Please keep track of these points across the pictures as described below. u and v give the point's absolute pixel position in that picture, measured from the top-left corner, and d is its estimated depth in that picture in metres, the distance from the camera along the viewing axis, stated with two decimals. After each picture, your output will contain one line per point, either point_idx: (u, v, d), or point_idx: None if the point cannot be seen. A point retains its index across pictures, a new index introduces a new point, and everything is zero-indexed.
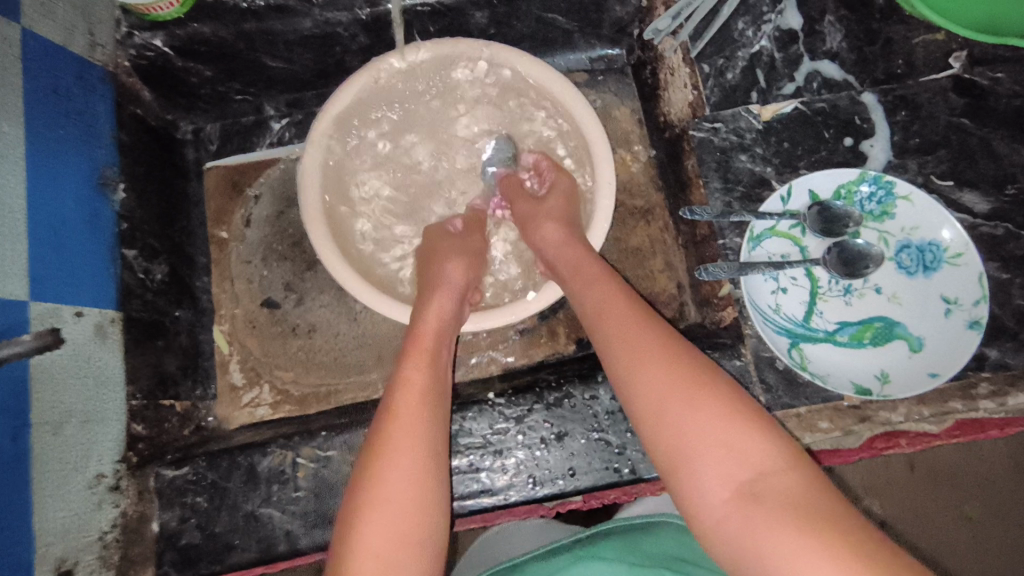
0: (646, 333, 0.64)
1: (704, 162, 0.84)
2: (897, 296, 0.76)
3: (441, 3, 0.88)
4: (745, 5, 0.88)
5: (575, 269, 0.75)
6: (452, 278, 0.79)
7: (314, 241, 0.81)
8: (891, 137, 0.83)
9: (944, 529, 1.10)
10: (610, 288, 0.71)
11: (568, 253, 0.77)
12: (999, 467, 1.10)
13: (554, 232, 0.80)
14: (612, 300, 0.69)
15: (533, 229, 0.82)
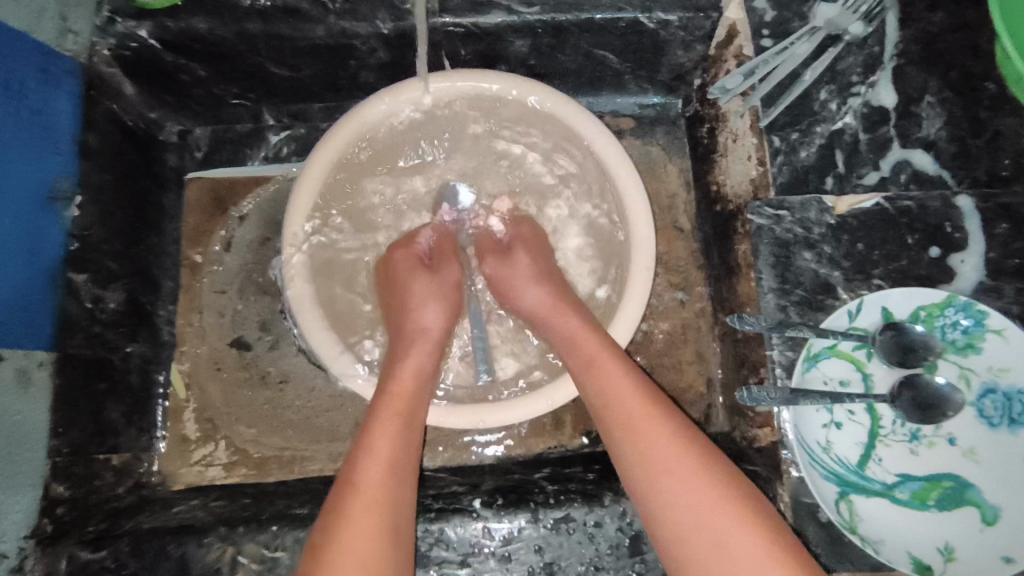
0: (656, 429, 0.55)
1: (759, 254, 0.71)
2: (974, 452, 0.64)
3: (477, 25, 0.75)
4: (832, 72, 0.76)
5: (577, 337, 0.64)
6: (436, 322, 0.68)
7: (292, 288, 0.69)
8: (987, 253, 0.70)
9: None
10: (620, 364, 0.60)
11: (564, 321, 0.66)
12: None
13: (546, 295, 0.68)
14: (615, 380, 0.59)
15: (518, 295, 0.70)
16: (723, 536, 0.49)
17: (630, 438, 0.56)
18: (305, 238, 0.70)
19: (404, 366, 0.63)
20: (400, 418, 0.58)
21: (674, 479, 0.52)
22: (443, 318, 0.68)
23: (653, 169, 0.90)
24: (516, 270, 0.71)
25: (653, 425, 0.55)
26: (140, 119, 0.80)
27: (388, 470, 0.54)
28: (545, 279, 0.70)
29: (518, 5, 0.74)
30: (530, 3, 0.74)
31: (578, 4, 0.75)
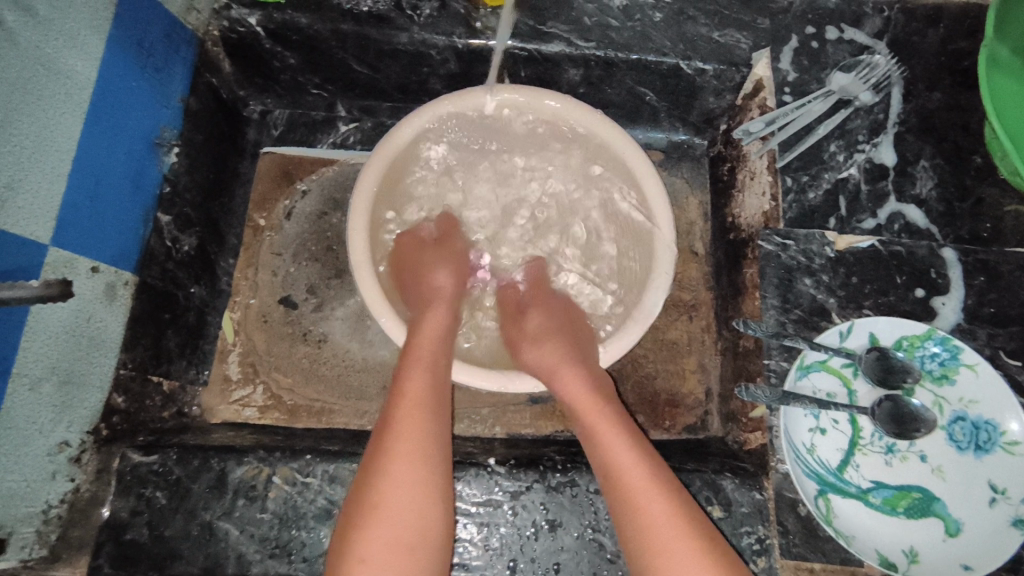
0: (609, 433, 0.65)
1: (765, 278, 0.80)
2: (942, 470, 0.71)
3: (539, 51, 0.87)
4: (842, 129, 0.87)
5: (541, 361, 0.74)
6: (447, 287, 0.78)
7: (351, 241, 0.78)
8: (966, 300, 0.79)
9: None
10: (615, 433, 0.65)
11: (562, 377, 0.71)
12: None
13: (549, 351, 0.74)
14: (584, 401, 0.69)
15: (523, 352, 0.76)
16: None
17: (625, 499, 0.61)
18: (367, 209, 0.79)
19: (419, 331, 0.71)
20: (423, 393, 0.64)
21: (668, 543, 0.57)
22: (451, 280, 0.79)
23: (676, 198, 0.99)
24: (524, 329, 0.78)
25: (642, 486, 0.60)
26: (230, 94, 0.91)
27: (423, 426, 0.62)
28: (552, 337, 0.76)
29: (576, 39, 0.86)
30: (587, 39, 0.86)
31: (628, 46, 0.87)
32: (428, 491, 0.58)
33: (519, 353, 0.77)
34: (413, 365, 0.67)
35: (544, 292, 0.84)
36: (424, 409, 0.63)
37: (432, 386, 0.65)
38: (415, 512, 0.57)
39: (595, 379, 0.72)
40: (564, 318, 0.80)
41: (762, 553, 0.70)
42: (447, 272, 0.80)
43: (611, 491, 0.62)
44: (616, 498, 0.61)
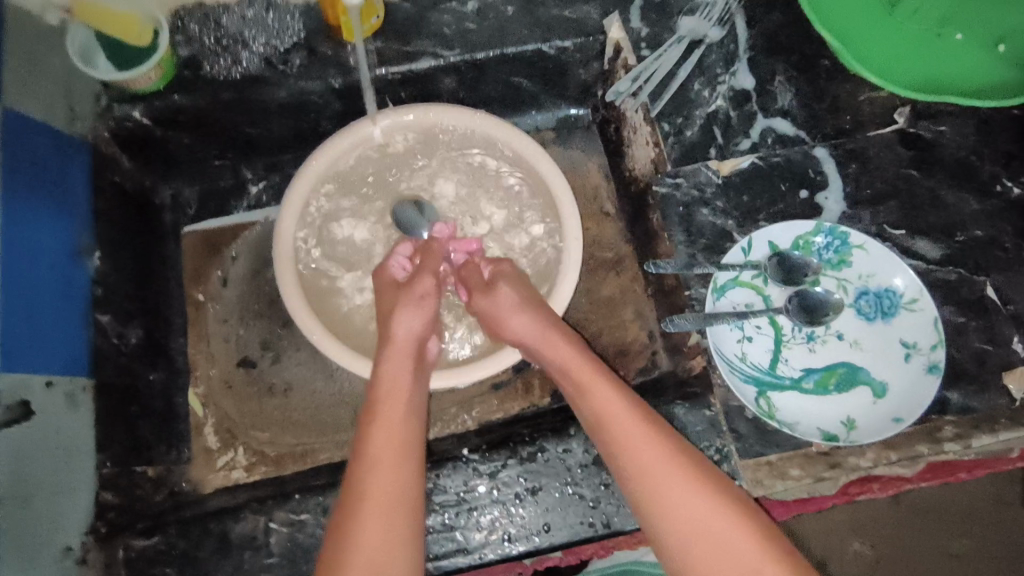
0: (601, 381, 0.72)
1: (667, 217, 0.87)
2: (859, 342, 0.79)
3: (411, 71, 0.94)
4: (700, 68, 0.94)
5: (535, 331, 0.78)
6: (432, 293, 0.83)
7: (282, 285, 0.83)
8: (844, 189, 0.87)
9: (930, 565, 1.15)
10: (615, 387, 0.71)
11: (555, 343, 0.77)
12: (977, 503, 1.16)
13: (535, 323, 0.78)
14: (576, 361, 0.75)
15: (507, 324, 0.80)
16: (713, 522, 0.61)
17: (621, 443, 0.67)
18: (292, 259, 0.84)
19: (398, 347, 0.78)
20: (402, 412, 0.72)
21: (660, 469, 0.65)
22: (433, 288, 0.83)
23: (576, 168, 1.06)
24: (498, 304, 0.81)
25: (634, 425, 0.68)
26: (137, 186, 0.93)
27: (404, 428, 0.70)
28: (530, 307, 0.80)
29: (441, 49, 0.93)
30: (450, 47, 0.94)
31: (491, 43, 0.94)
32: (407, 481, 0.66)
33: (501, 331, 0.81)
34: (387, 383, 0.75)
35: (506, 267, 0.86)
36: (401, 419, 0.72)
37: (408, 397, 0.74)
38: (390, 505, 0.64)
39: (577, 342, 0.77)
40: (522, 286, 0.83)
41: (725, 462, 0.76)
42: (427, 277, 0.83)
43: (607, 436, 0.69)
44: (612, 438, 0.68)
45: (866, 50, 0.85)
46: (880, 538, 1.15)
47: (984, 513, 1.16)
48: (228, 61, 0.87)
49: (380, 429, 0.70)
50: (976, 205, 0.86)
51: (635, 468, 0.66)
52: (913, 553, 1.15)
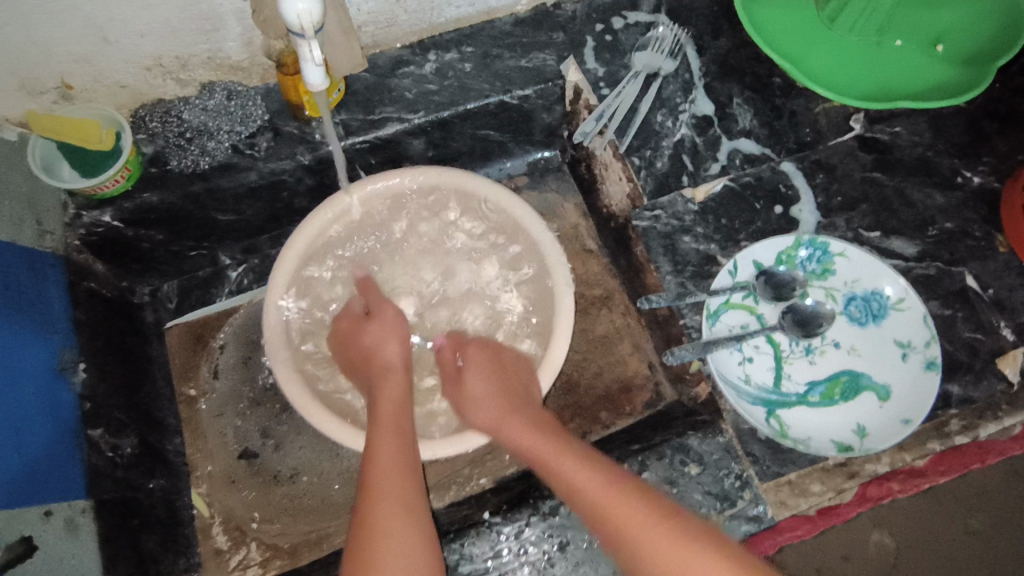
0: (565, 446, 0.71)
1: (652, 250, 0.89)
2: (856, 349, 0.81)
3: (378, 138, 0.95)
4: (660, 99, 0.97)
5: (485, 421, 0.79)
6: (396, 356, 0.84)
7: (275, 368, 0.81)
8: (816, 200, 0.90)
9: (952, 546, 1.07)
10: (581, 457, 0.69)
11: (512, 423, 0.76)
12: (994, 478, 1.09)
13: (498, 406, 0.79)
14: (535, 442, 0.73)
15: (470, 413, 0.81)
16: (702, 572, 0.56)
17: (594, 514, 0.64)
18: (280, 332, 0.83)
19: (383, 401, 0.78)
20: (394, 463, 0.69)
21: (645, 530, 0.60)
22: (400, 350, 0.85)
23: (553, 209, 1.06)
24: (468, 389, 0.83)
25: (601, 487, 0.65)
26: (114, 288, 0.92)
27: (399, 482, 0.68)
28: (493, 382, 0.81)
29: (406, 114, 0.95)
30: (414, 110, 0.95)
31: (454, 101, 0.96)
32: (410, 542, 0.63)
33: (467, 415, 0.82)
34: (378, 437, 0.73)
35: (473, 346, 0.87)
36: (392, 473, 0.68)
37: (402, 449, 0.71)
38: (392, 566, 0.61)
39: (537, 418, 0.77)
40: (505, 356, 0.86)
41: (747, 489, 0.76)
42: (393, 340, 0.85)
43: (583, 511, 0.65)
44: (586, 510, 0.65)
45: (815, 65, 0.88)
46: (898, 525, 1.08)
47: (1002, 487, 1.09)
48: (194, 152, 0.87)
49: (379, 483, 0.67)
50: (942, 198, 0.89)
51: (615, 532, 0.61)
52: (930, 536, 1.08)
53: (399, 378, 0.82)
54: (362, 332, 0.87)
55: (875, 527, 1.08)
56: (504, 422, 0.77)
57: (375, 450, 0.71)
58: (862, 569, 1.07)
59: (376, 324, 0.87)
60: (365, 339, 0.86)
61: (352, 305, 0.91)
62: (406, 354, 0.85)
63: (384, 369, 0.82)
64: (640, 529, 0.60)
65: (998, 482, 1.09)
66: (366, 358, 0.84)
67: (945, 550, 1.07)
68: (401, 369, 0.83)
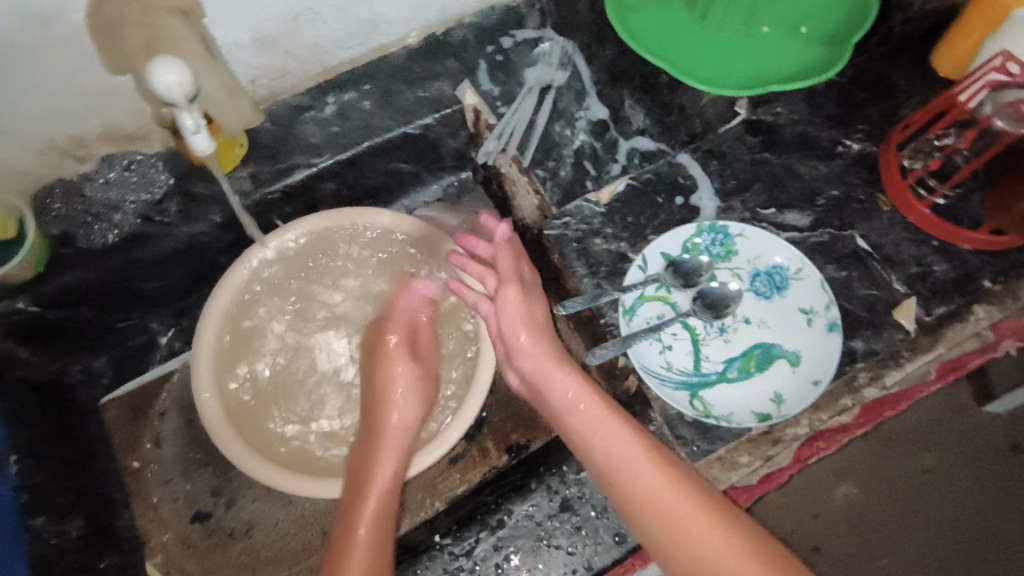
0: (600, 413, 0.73)
1: (566, 256, 0.92)
2: (765, 321, 0.85)
3: (288, 186, 0.98)
4: (556, 111, 1.00)
5: (529, 374, 0.79)
6: (403, 377, 0.85)
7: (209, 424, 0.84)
8: (713, 186, 0.95)
9: (908, 486, 1.11)
10: (617, 422, 0.72)
11: (557, 381, 0.77)
12: (937, 415, 1.13)
13: (545, 359, 0.79)
14: (580, 406, 0.74)
15: (517, 359, 0.81)
16: (703, 532, 0.64)
17: (630, 482, 0.68)
18: (213, 386, 0.86)
19: (392, 415, 0.83)
20: (388, 471, 0.79)
21: (665, 501, 0.66)
22: (408, 367, 0.86)
23: (473, 229, 1.09)
24: (512, 329, 0.81)
25: (629, 455, 0.69)
26: (42, 372, 0.88)
27: (388, 485, 0.78)
28: (542, 339, 0.80)
29: (313, 158, 0.97)
30: (320, 154, 0.98)
31: (358, 142, 0.99)
32: (382, 535, 0.73)
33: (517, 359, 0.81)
34: (380, 446, 0.81)
35: (521, 283, 0.84)
36: (384, 475, 0.78)
37: (400, 455, 0.81)
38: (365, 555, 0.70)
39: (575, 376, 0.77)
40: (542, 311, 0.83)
41: None
42: (405, 359, 0.86)
43: (615, 477, 0.69)
44: (618, 478, 0.69)
45: (688, 58, 0.94)
46: (858, 474, 1.11)
47: (946, 423, 1.12)
48: (103, 226, 0.88)
49: (374, 481, 0.78)
50: (825, 168, 0.95)
51: (638, 498, 0.68)
52: (889, 479, 1.11)
53: (425, 391, 0.86)
54: (378, 347, 0.89)
55: (839, 479, 1.09)
56: (551, 375, 0.77)
57: (373, 458, 0.80)
58: (830, 522, 1.09)
59: (415, 330, 0.90)
60: (385, 347, 0.88)
61: (399, 313, 0.91)
62: (422, 367, 0.87)
63: (389, 387, 0.84)
64: (668, 506, 0.66)
65: (941, 419, 1.12)
66: (385, 373, 0.85)
67: (903, 491, 1.11)
68: (422, 373, 0.87)
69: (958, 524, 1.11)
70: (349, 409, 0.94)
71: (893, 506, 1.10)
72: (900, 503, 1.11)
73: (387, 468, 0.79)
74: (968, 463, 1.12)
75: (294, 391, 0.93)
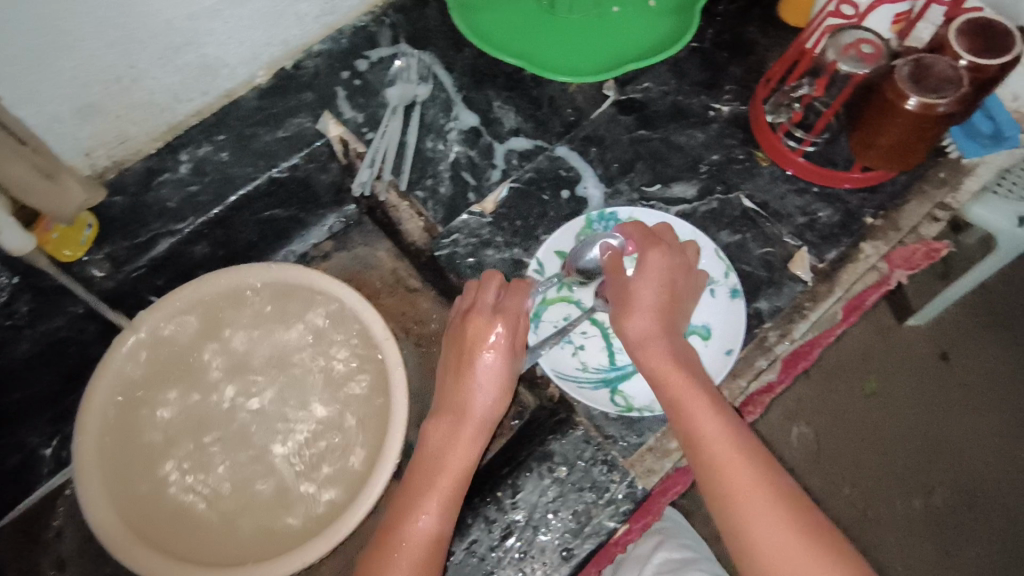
0: (694, 391, 0.66)
1: (462, 274, 0.88)
2: None
3: (153, 259, 0.92)
4: (424, 126, 0.96)
5: (633, 337, 0.70)
6: (494, 360, 0.73)
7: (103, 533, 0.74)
8: (596, 173, 0.93)
9: (860, 412, 1.18)
10: (713, 406, 0.65)
11: (654, 351, 0.69)
12: (864, 341, 1.21)
13: (652, 326, 0.70)
14: (678, 383, 0.66)
15: (625, 326, 0.71)
16: (774, 529, 0.59)
17: (717, 470, 0.62)
18: (101, 490, 0.76)
19: (475, 406, 0.72)
20: (453, 475, 0.69)
21: (751, 495, 0.60)
22: (496, 356, 0.73)
23: (368, 263, 1.04)
24: (640, 294, 0.71)
25: (722, 441, 0.62)
26: None
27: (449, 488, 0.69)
28: (653, 308, 0.71)
29: (174, 224, 0.92)
30: (181, 218, 0.92)
31: (223, 195, 0.94)
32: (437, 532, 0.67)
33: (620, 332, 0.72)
34: (445, 446, 0.71)
35: (655, 250, 0.74)
36: (448, 478, 0.69)
37: (466, 456, 0.70)
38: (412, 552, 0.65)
39: (681, 349, 0.70)
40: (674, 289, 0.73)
41: (612, 471, 0.77)
42: (500, 354, 0.73)
43: (696, 460, 0.63)
44: (699, 464, 0.63)
45: (545, 52, 0.92)
46: (811, 413, 1.18)
47: (874, 346, 1.21)
48: None
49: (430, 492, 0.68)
50: (701, 135, 0.95)
51: (723, 486, 0.61)
52: (842, 411, 1.18)
53: (490, 391, 0.73)
54: (471, 325, 0.74)
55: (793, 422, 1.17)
56: (647, 346, 0.69)
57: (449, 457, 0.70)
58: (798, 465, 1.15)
59: (509, 313, 0.74)
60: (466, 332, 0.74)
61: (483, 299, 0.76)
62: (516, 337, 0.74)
63: (472, 367, 0.73)
64: (752, 501, 0.60)
65: (868, 344, 1.21)
66: (473, 346, 0.73)
67: (858, 419, 1.18)
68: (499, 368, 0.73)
69: (915, 434, 1.17)
70: (261, 481, 0.83)
71: (855, 435, 1.17)
72: (860, 431, 1.17)
73: (452, 474, 0.69)
74: (907, 377, 1.20)
75: (196, 479, 0.83)
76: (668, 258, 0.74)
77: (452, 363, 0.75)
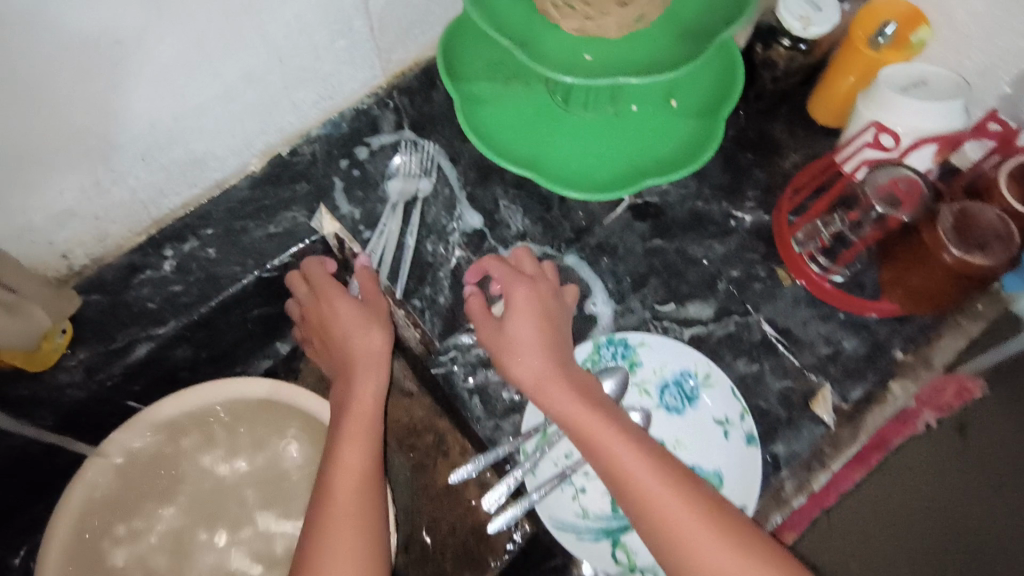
0: (598, 421, 0.70)
1: (460, 398, 0.82)
2: (680, 442, 0.79)
3: (131, 364, 0.88)
4: (425, 226, 0.90)
5: (528, 380, 0.75)
6: (378, 346, 0.84)
7: None
8: (607, 287, 0.87)
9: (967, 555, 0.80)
10: (619, 434, 0.69)
11: (555, 395, 0.73)
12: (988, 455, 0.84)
13: (542, 369, 0.75)
14: (583, 418, 0.71)
15: (512, 369, 0.76)
16: (706, 541, 0.62)
17: (635, 494, 0.66)
18: None
19: (361, 396, 0.81)
20: (356, 483, 0.73)
21: (678, 514, 0.64)
22: (382, 340, 0.85)
23: None
24: (519, 343, 0.76)
25: (634, 466, 0.67)
26: None
27: (361, 502, 0.72)
28: (538, 350, 0.76)
29: (153, 328, 0.87)
30: (161, 320, 0.87)
31: (207, 296, 0.88)
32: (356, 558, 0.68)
33: (510, 371, 0.77)
34: (347, 451, 0.75)
35: (523, 287, 0.79)
36: (350, 493, 0.72)
37: (363, 459, 0.75)
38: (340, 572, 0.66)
39: (582, 388, 0.74)
40: (550, 327, 0.78)
41: None
42: (377, 332, 0.85)
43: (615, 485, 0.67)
44: (623, 491, 0.67)
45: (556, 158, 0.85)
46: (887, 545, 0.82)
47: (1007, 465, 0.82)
48: None
49: (339, 522, 0.69)
50: (721, 248, 0.89)
51: (647, 509, 0.65)
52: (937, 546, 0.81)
53: (376, 369, 0.83)
54: (342, 308, 0.86)
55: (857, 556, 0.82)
56: (544, 387, 0.74)
57: (344, 461, 0.75)
58: None
59: (375, 304, 0.86)
60: (346, 311, 0.86)
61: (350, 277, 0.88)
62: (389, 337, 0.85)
63: (356, 359, 0.84)
64: (677, 519, 0.64)
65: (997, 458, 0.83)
66: (346, 339, 0.85)
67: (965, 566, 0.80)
68: (379, 357, 0.84)
69: None
70: None
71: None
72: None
73: (355, 477, 0.74)
74: None
75: None
76: (533, 291, 0.79)
77: (341, 364, 0.86)
